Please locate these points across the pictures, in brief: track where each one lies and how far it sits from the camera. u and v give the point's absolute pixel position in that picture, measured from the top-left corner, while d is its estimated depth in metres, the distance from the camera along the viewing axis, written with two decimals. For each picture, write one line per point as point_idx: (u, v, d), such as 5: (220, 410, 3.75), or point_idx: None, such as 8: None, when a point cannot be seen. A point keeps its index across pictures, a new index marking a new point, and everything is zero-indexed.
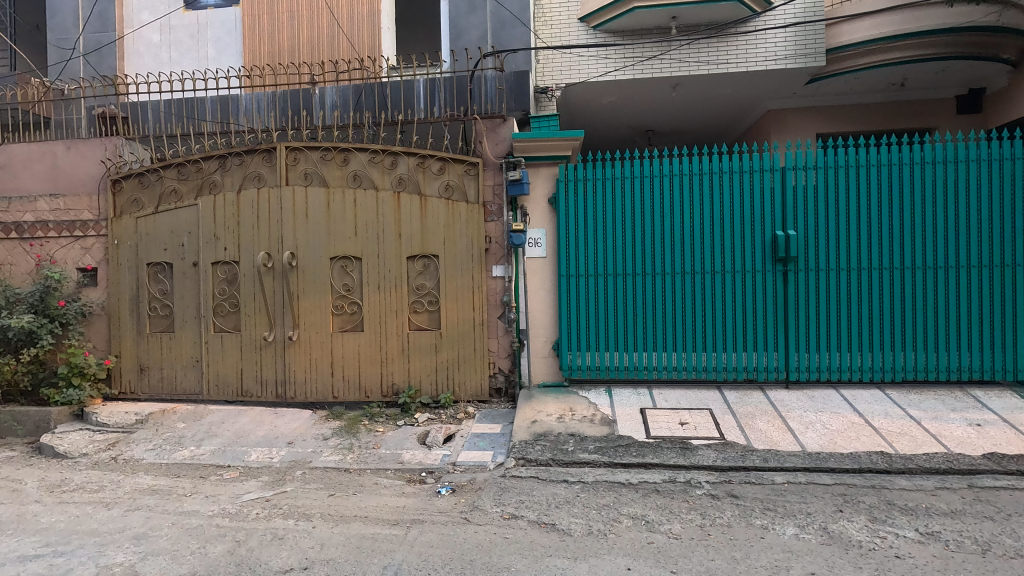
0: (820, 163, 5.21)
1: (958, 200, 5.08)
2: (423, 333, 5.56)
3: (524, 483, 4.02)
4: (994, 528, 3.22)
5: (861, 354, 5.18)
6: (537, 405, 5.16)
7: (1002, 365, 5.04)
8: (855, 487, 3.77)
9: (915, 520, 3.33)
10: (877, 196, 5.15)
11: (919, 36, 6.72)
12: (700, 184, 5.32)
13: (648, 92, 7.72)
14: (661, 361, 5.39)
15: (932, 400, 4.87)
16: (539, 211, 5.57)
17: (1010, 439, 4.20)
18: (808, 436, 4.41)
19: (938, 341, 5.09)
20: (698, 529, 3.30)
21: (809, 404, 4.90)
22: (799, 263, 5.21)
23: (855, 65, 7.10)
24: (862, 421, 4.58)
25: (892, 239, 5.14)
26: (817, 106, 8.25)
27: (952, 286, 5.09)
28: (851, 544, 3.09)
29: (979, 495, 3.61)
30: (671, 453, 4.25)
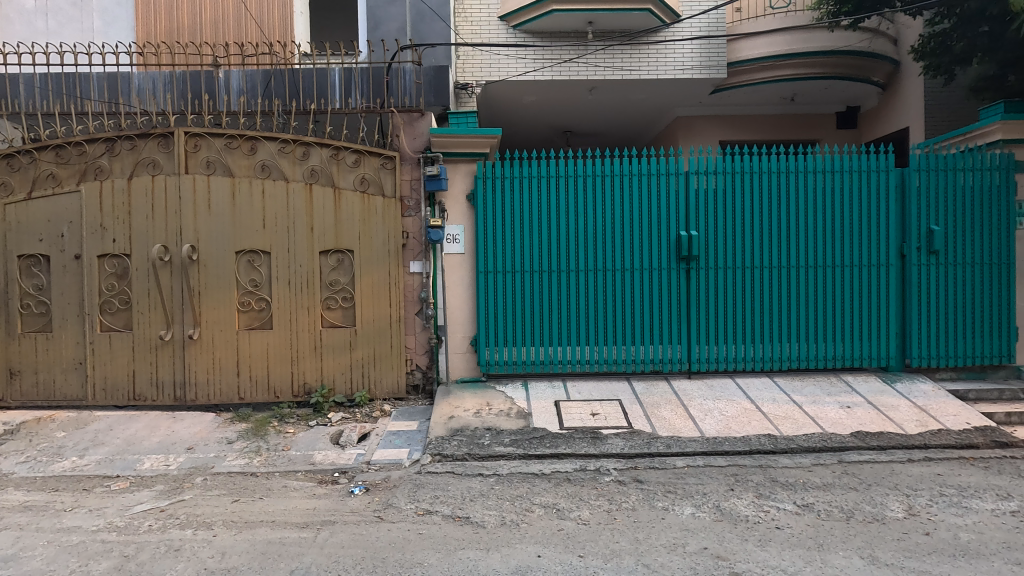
0: (721, 169, 5.59)
1: (836, 206, 5.65)
2: (337, 331, 5.40)
3: (439, 479, 4.03)
4: (858, 497, 3.65)
5: (754, 345, 5.65)
6: (455, 401, 5.19)
7: (871, 353, 5.67)
8: (745, 467, 4.12)
9: (794, 494, 3.70)
10: (769, 201, 5.63)
11: (806, 56, 7.42)
12: (612, 186, 5.55)
13: (566, 93, 7.94)
14: (575, 355, 5.58)
15: (812, 385, 5.40)
16: (457, 207, 5.57)
17: (874, 419, 4.76)
18: (706, 421, 4.76)
19: (818, 333, 5.65)
20: (605, 514, 3.47)
21: (708, 393, 5.28)
22: (701, 261, 5.59)
23: (753, 80, 7.69)
24: (753, 407, 5.01)
25: (780, 240, 5.64)
26: (720, 115, 8.84)
27: (830, 284, 5.65)
28: (739, 519, 3.38)
29: (847, 469, 4.07)
30: (583, 443, 4.44)
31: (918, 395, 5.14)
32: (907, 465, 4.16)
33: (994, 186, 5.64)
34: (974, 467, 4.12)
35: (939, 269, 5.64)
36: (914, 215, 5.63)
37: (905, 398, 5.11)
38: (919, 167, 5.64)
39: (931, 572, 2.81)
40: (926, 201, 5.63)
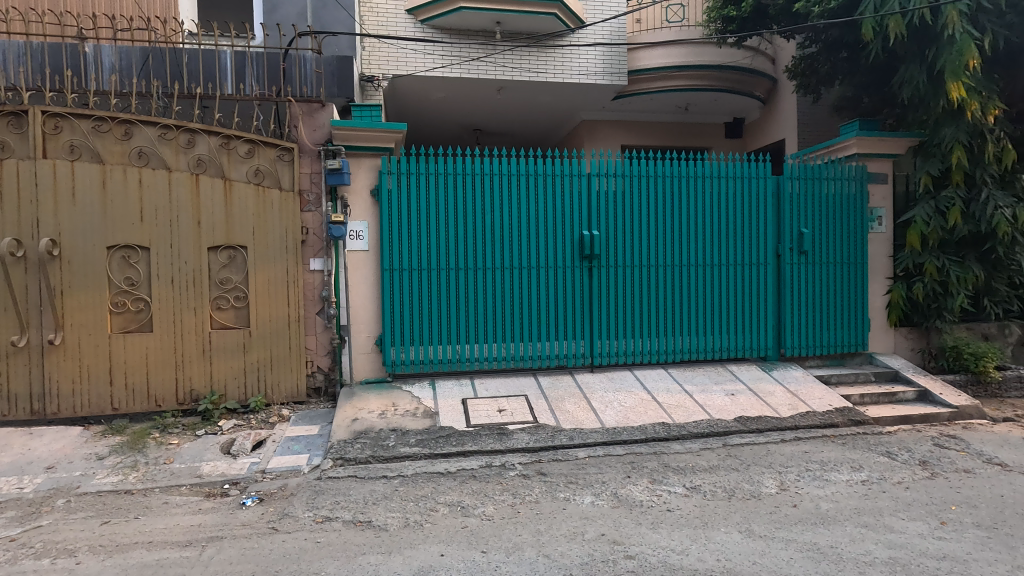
0: (620, 171, 5.86)
1: (722, 210, 6.11)
2: (228, 332, 5.06)
3: (341, 483, 3.89)
4: (739, 476, 3.98)
5: (650, 339, 5.97)
6: (359, 403, 5.02)
7: (752, 344, 6.19)
8: (641, 454, 4.37)
9: (684, 477, 3.97)
10: (664, 203, 5.98)
11: (698, 69, 7.97)
12: (519, 185, 5.63)
13: (474, 92, 7.95)
14: (483, 352, 5.61)
15: (702, 375, 5.82)
16: (361, 203, 5.39)
17: (753, 404, 5.22)
18: (607, 413, 4.99)
19: (706, 326, 6.08)
20: (509, 508, 3.52)
21: (609, 385, 5.52)
22: (602, 260, 5.83)
23: (651, 89, 8.13)
24: (649, 397, 5.31)
25: (673, 240, 6.01)
26: (622, 121, 9.26)
27: (717, 281, 6.10)
28: (634, 504, 3.57)
29: (729, 451, 4.44)
30: (489, 439, 4.48)
31: (790, 381, 5.70)
32: (780, 445, 4.60)
33: (851, 194, 6.38)
34: (834, 444, 4.64)
35: (807, 267, 6.28)
36: (787, 219, 6.23)
37: (780, 384, 5.65)
38: (791, 176, 6.24)
39: (797, 539, 3.12)
40: (798, 207, 6.25)
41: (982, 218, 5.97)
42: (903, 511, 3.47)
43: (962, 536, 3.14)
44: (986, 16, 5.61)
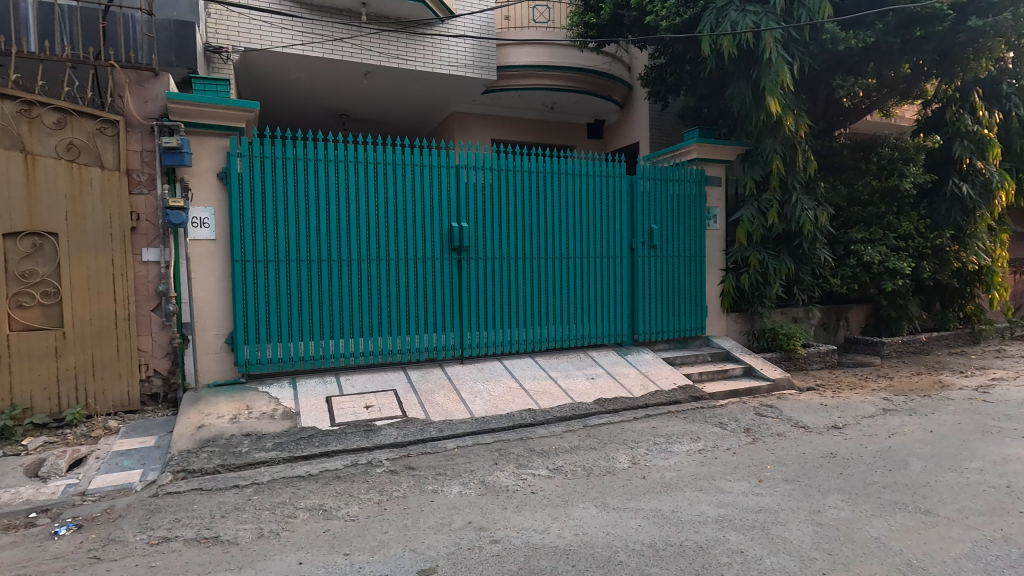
0: (488, 164, 5.94)
1: (583, 205, 6.47)
2: (34, 334, 4.35)
3: (182, 498, 3.50)
4: (596, 455, 4.29)
5: (518, 329, 6.16)
6: (206, 408, 4.55)
7: (609, 332, 6.66)
8: (508, 441, 4.54)
9: (547, 460, 4.18)
10: (531, 198, 6.18)
11: (562, 70, 8.33)
12: (387, 174, 5.46)
13: (339, 74, 7.55)
14: (349, 348, 5.37)
15: (565, 361, 6.14)
16: (206, 188, 4.87)
17: (610, 386, 5.66)
18: (476, 403, 5.07)
19: (570, 315, 6.42)
20: (375, 506, 3.42)
21: (478, 375, 5.61)
22: (471, 252, 5.87)
23: (519, 86, 8.34)
24: (516, 385, 5.50)
25: (539, 233, 6.24)
26: (491, 115, 9.40)
27: (579, 273, 6.46)
28: (500, 490, 3.68)
29: (588, 432, 4.77)
30: (355, 437, 4.33)
31: (642, 364, 6.24)
32: (632, 423, 5.03)
33: (691, 194, 7.11)
34: (677, 419, 5.17)
35: (656, 260, 6.90)
36: (640, 215, 6.77)
37: (633, 366, 6.17)
38: (643, 176, 6.80)
39: (645, 508, 3.43)
40: (648, 204, 6.82)
41: (793, 218, 7.03)
42: (730, 473, 3.97)
43: (774, 490, 3.67)
44: (797, 44, 6.46)
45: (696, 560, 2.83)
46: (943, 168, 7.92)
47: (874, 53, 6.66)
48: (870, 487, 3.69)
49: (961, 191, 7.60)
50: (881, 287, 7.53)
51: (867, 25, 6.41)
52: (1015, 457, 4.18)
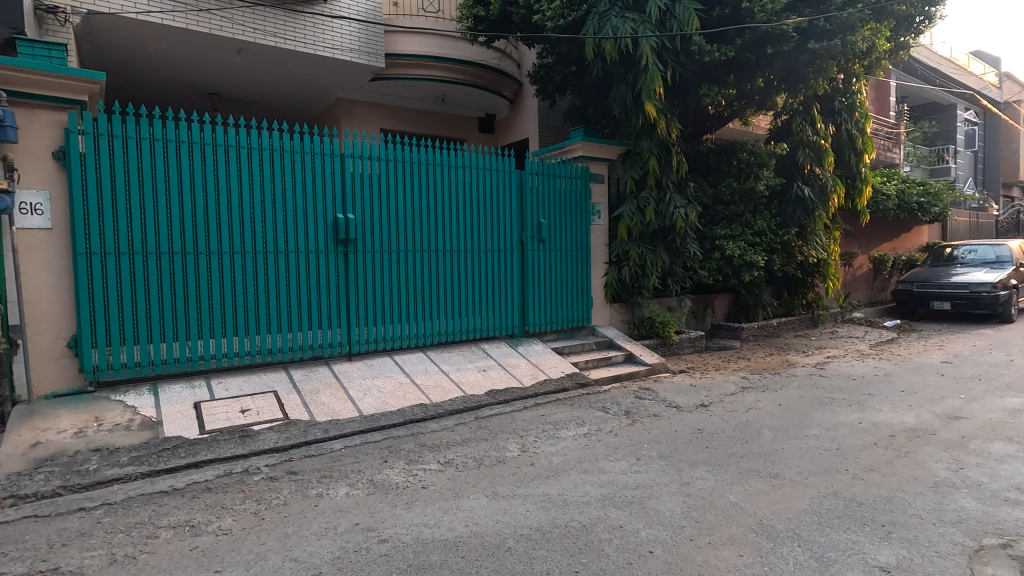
0: (375, 154, 5.75)
1: (473, 198, 6.49)
2: None
3: (11, 529, 3.01)
4: (487, 445, 4.35)
5: (409, 324, 6.04)
6: (42, 423, 3.96)
7: (501, 324, 6.76)
8: (398, 438, 4.46)
9: (438, 454, 4.16)
10: (420, 190, 6.08)
11: (453, 62, 8.29)
12: (263, 160, 5.08)
13: (206, 49, 6.87)
14: (221, 349, 4.95)
15: (457, 355, 6.14)
16: (38, 169, 4.23)
17: (501, 377, 5.76)
18: (365, 401, 4.91)
19: (461, 309, 6.41)
20: (251, 517, 3.19)
21: (367, 372, 5.43)
22: (357, 245, 5.65)
23: (409, 76, 8.19)
24: (407, 380, 5.41)
25: (429, 226, 6.16)
26: (380, 104, 9.10)
27: (470, 266, 6.48)
28: (390, 488, 3.60)
29: (480, 424, 4.84)
30: (229, 444, 4.01)
31: (532, 354, 6.42)
32: (522, 412, 5.18)
33: (577, 190, 7.42)
34: (565, 406, 5.39)
35: (545, 254, 7.11)
36: (528, 210, 6.93)
37: (524, 357, 6.33)
38: (532, 171, 6.96)
39: (533, 493, 3.54)
40: (537, 199, 7.00)
41: (667, 215, 7.58)
42: (612, 454, 4.22)
43: (650, 467, 3.96)
44: (670, 52, 6.98)
45: (580, 539, 2.97)
46: (789, 172, 8.94)
47: (734, 67, 7.35)
48: (730, 458, 4.11)
49: (803, 193, 8.67)
50: (741, 278, 8.40)
51: (728, 39, 7.08)
52: (843, 422, 4.88)
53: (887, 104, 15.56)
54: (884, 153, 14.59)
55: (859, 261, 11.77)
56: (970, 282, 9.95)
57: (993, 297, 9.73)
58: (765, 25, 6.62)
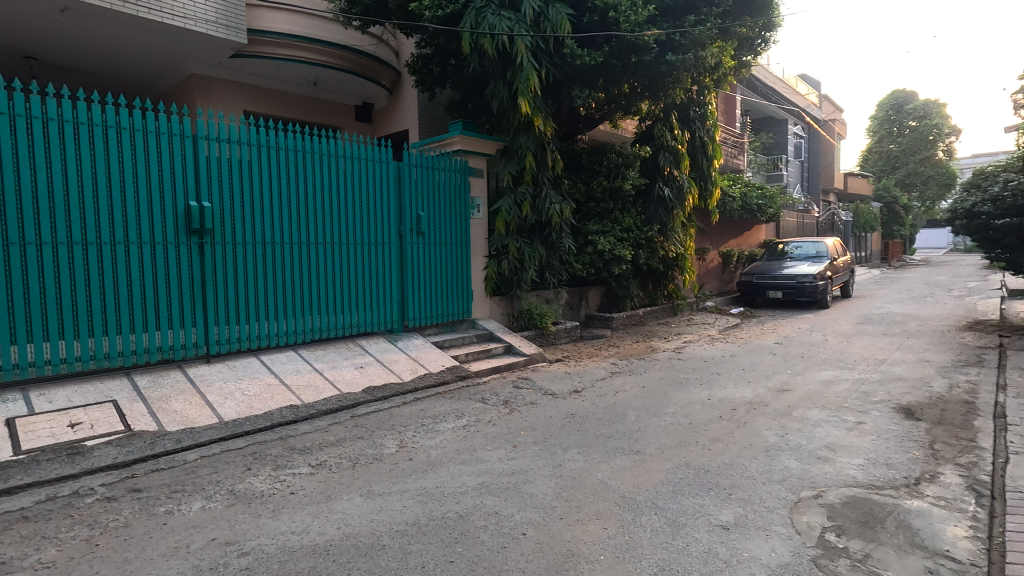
0: (235, 137, 5.32)
1: (348, 189, 6.22)
2: None
3: None
4: (363, 444, 4.22)
5: (277, 321, 5.66)
6: None
7: (379, 319, 6.57)
8: (264, 443, 4.17)
9: (309, 456, 3.96)
10: (288, 178, 5.72)
11: (325, 45, 7.89)
12: (96, 138, 4.53)
13: (18, 4, 5.84)
14: (46, 354, 4.32)
15: (332, 352, 5.86)
16: None
17: (379, 374, 5.62)
18: (226, 406, 4.52)
19: (336, 304, 6.13)
20: (82, 544, 2.80)
21: (228, 374, 5.00)
22: (215, 235, 5.19)
23: (275, 55, 7.66)
24: (276, 381, 5.06)
25: (299, 217, 5.82)
26: (243, 84, 8.37)
27: (345, 259, 6.21)
28: (253, 497, 3.35)
29: (356, 422, 4.68)
30: (53, 465, 3.48)
31: (412, 349, 6.33)
32: (400, 408, 5.09)
33: (457, 184, 7.42)
34: (444, 399, 5.39)
35: (424, 247, 7.02)
36: (407, 202, 6.80)
37: (403, 352, 6.22)
38: (410, 163, 6.83)
39: (409, 488, 3.50)
40: (415, 191, 6.89)
41: (543, 210, 7.86)
42: (489, 443, 4.30)
43: (526, 452, 4.10)
44: (544, 53, 7.24)
45: (456, 529, 2.99)
46: (652, 173, 9.71)
47: (603, 71, 7.72)
48: (599, 438, 4.39)
49: (663, 194, 9.50)
50: (611, 271, 8.97)
51: (597, 45, 7.49)
52: (696, 399, 5.42)
53: (734, 116, 17.48)
54: (731, 159, 16.39)
55: (711, 256, 13.13)
56: (797, 274, 11.55)
57: (814, 287, 11.38)
58: (629, 35, 7.08)
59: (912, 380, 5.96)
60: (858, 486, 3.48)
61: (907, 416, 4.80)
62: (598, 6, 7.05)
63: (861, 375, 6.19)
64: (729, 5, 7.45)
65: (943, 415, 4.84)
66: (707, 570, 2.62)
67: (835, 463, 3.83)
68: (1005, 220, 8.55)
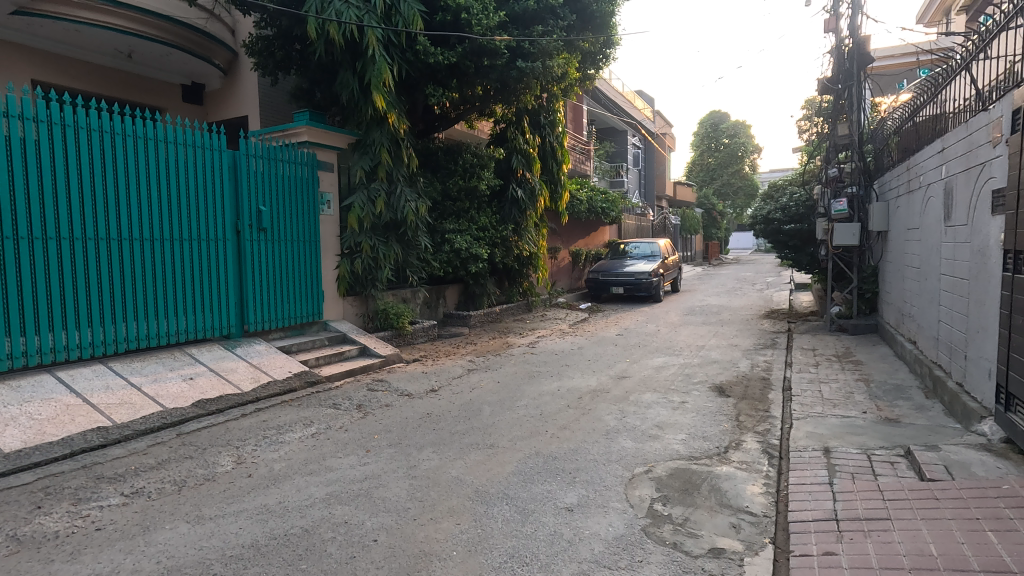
0: (18, 111, 4.46)
1: (171, 178, 5.53)
2: None
3: None
4: (191, 464, 3.77)
5: (80, 331, 4.83)
6: None
7: (212, 324, 5.92)
8: (61, 475, 3.54)
9: (122, 484, 3.44)
10: (93, 164, 4.91)
11: (141, 12, 6.96)
12: None
13: None
14: None
15: (153, 363, 5.15)
16: None
17: (213, 385, 5.06)
18: (6, 435, 3.74)
19: (157, 308, 5.40)
20: None
21: (11, 396, 4.14)
22: None
23: (75, 18, 6.59)
24: (78, 401, 4.30)
25: (109, 208, 5.04)
26: (30, 49, 7.00)
27: (168, 257, 5.51)
28: (44, 540, 2.82)
29: (183, 441, 4.18)
30: None
31: (253, 355, 5.81)
32: (238, 421, 4.66)
33: (303, 177, 6.97)
34: (290, 407, 5.04)
35: (266, 244, 6.48)
36: (245, 196, 6.22)
37: (242, 359, 5.68)
38: (249, 153, 6.26)
39: (247, 508, 3.20)
40: (255, 184, 6.34)
41: (398, 208, 7.67)
42: (340, 450, 4.10)
43: (379, 456, 3.98)
44: (395, 48, 7.12)
45: (300, 545, 2.81)
46: (506, 175, 10.03)
47: (456, 71, 7.76)
48: (454, 436, 4.42)
49: (517, 194, 9.91)
50: (468, 269, 9.08)
51: (450, 44, 7.54)
52: (546, 390, 5.73)
53: (580, 124, 18.74)
54: (579, 164, 17.56)
55: (562, 254, 13.96)
56: (635, 271, 12.72)
57: (649, 283, 12.64)
58: (481, 37, 7.25)
59: (724, 362, 6.89)
60: (680, 458, 3.94)
61: (719, 393, 5.55)
62: (451, 6, 7.19)
63: (686, 360, 7.02)
64: (574, 20, 7.93)
65: (746, 391, 5.68)
66: (553, 551, 2.77)
67: (663, 440, 4.29)
68: (791, 225, 10.24)
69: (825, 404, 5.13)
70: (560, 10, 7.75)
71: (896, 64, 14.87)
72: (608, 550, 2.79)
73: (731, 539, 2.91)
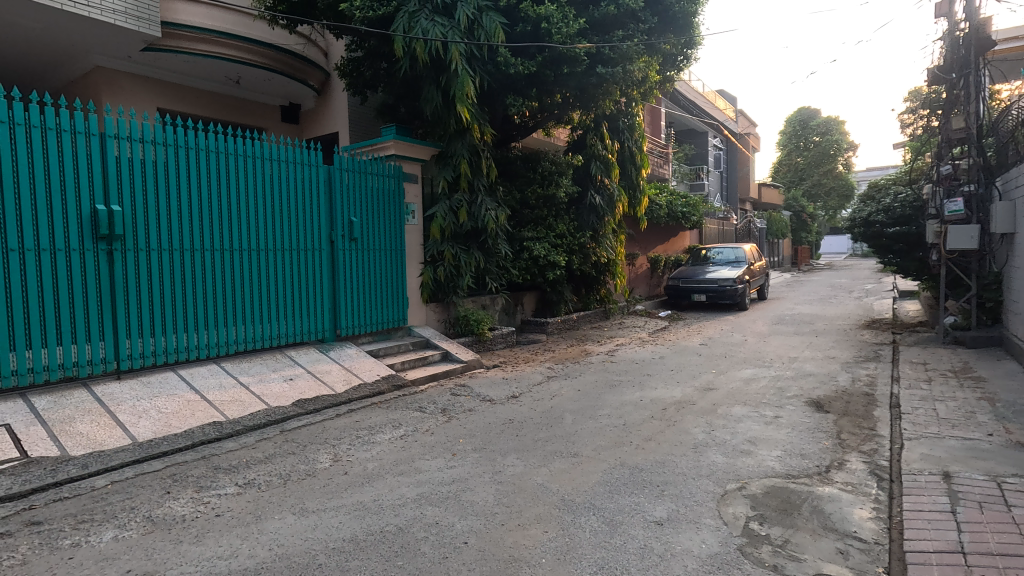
0: (151, 137, 5.03)
1: (274, 192, 5.98)
2: None
3: None
4: (294, 460, 4.04)
5: (197, 333, 5.33)
6: None
7: (309, 328, 6.32)
8: (185, 463, 3.92)
9: (236, 475, 3.75)
10: (210, 181, 5.43)
11: (248, 42, 7.61)
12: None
13: None
14: None
15: (259, 364, 5.58)
16: None
17: (310, 386, 5.40)
18: (140, 426, 4.20)
19: (261, 313, 5.85)
20: None
21: (143, 392, 4.63)
22: (126, 241, 4.85)
23: (194, 50, 7.32)
24: (197, 398, 4.74)
25: (223, 222, 5.54)
26: (156, 80, 7.83)
27: (272, 265, 5.96)
28: (173, 522, 3.13)
29: (286, 437, 4.49)
30: None
31: (345, 359, 6.14)
32: (333, 420, 4.94)
33: (390, 189, 7.32)
34: (380, 409, 5.28)
35: (356, 253, 6.84)
36: (338, 207, 6.62)
37: (336, 362, 6.03)
38: (342, 167, 6.67)
39: (346, 503, 3.38)
40: (348, 196, 6.73)
41: (479, 216, 7.86)
42: (428, 453, 4.24)
43: (464, 460, 4.08)
44: (477, 61, 7.31)
45: (396, 542, 2.93)
46: (584, 182, 9.99)
47: (535, 81, 7.85)
48: (536, 443, 4.44)
49: (596, 201, 9.85)
50: (546, 276, 9.13)
51: (529, 55, 7.63)
52: (628, 400, 5.62)
53: (659, 128, 18.34)
54: (657, 169, 17.17)
55: (640, 261, 13.67)
56: (718, 278, 12.22)
57: (733, 290, 12.09)
58: (561, 46, 7.28)
59: (821, 376, 6.45)
60: (777, 476, 3.73)
61: (817, 409, 5.21)
62: (531, 17, 7.27)
63: (777, 372, 6.64)
64: (655, 22, 7.78)
65: (848, 407, 5.29)
66: (644, 565, 2.71)
67: (756, 456, 4.08)
68: (895, 228, 9.45)
69: (941, 424, 4.66)
70: (640, 13, 7.63)
71: (1020, 48, 13.34)
72: (702, 568, 2.69)
73: (838, 566, 2.72)
